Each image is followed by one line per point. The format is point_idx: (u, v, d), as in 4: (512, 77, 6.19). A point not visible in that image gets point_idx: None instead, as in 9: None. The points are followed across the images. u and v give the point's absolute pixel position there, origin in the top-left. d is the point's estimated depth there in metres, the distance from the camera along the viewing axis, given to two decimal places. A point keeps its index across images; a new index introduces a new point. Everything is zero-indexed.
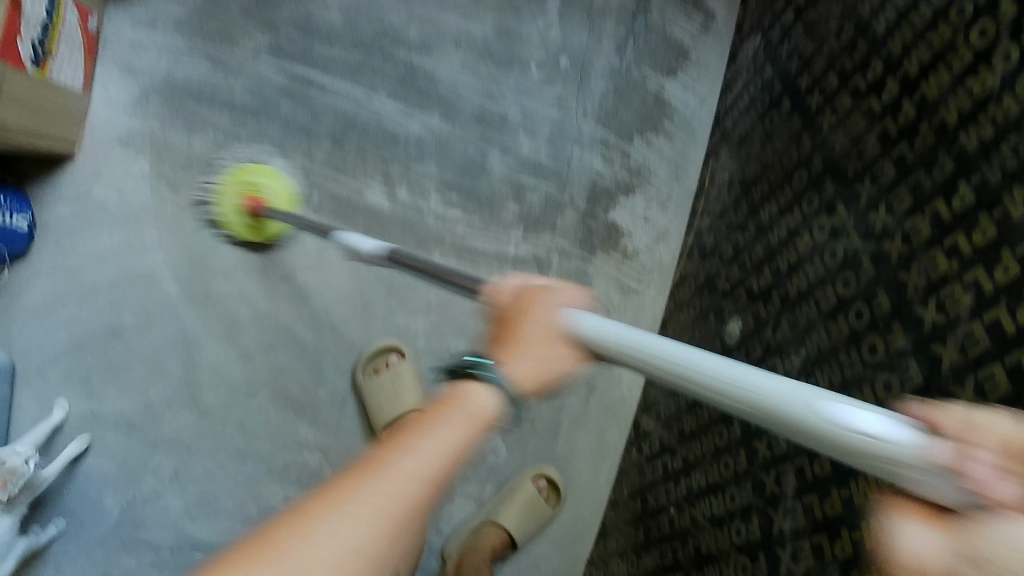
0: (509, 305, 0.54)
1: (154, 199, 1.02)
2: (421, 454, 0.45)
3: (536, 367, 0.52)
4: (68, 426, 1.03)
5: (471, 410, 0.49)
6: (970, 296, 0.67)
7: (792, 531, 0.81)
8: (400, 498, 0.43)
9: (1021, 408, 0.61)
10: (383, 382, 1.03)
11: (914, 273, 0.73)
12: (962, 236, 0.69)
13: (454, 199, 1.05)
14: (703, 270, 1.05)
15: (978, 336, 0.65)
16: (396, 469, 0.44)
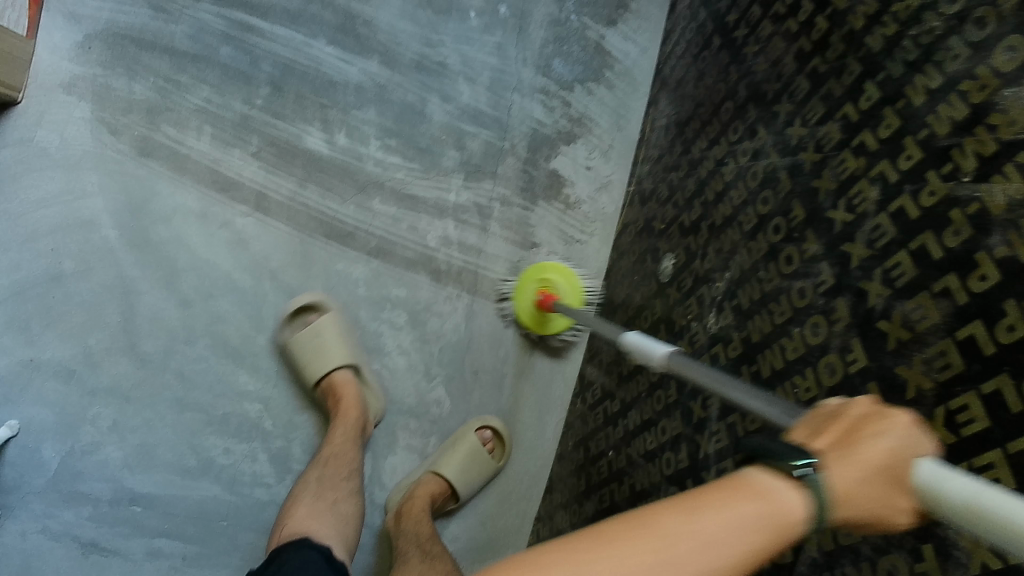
0: (855, 415, 0.47)
1: (94, 144, 1.03)
2: (705, 543, 0.39)
3: (868, 493, 0.43)
4: (6, 375, 1.00)
5: (781, 510, 0.41)
6: (877, 189, 0.67)
7: (716, 453, 0.79)
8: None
9: (925, 288, 0.60)
10: (303, 340, 1.01)
11: (825, 178, 0.73)
12: (869, 133, 0.69)
13: (392, 145, 1.06)
14: (643, 214, 1.04)
15: (885, 228, 0.65)
16: (657, 548, 0.38)
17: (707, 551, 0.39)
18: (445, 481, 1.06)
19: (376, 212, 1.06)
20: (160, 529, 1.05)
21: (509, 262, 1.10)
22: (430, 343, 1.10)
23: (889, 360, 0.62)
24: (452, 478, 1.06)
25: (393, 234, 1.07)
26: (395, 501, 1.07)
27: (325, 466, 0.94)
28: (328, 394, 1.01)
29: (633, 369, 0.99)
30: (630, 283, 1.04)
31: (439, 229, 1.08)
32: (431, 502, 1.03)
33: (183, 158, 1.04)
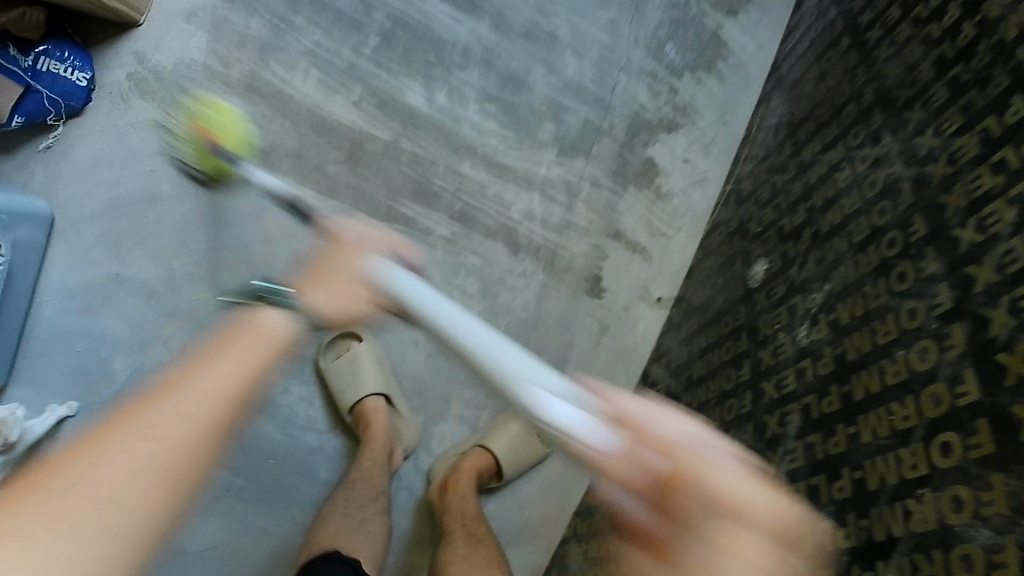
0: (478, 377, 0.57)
1: (205, 74, 1.05)
2: (212, 378, 0.56)
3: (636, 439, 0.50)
4: (96, 285, 1.08)
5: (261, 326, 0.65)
6: (1014, 212, 0.61)
7: (788, 472, 0.76)
8: (187, 414, 0.53)
9: None
10: (341, 368, 1.07)
11: (955, 194, 0.68)
12: (1011, 149, 0.63)
13: (491, 111, 1.05)
14: (737, 216, 0.99)
15: (1019, 253, 0.59)
16: (173, 402, 0.53)
17: (217, 378, 0.56)
18: (492, 458, 1.06)
19: (465, 175, 1.06)
20: (211, 458, 1.08)
21: (592, 241, 1.06)
22: (498, 317, 1.07)
23: (1004, 398, 0.56)
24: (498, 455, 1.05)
25: (477, 201, 1.06)
26: (439, 470, 1.07)
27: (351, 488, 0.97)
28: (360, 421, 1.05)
29: (705, 374, 0.94)
30: (713, 285, 0.99)
31: (524, 202, 1.06)
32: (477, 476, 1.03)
33: (288, 100, 1.05)
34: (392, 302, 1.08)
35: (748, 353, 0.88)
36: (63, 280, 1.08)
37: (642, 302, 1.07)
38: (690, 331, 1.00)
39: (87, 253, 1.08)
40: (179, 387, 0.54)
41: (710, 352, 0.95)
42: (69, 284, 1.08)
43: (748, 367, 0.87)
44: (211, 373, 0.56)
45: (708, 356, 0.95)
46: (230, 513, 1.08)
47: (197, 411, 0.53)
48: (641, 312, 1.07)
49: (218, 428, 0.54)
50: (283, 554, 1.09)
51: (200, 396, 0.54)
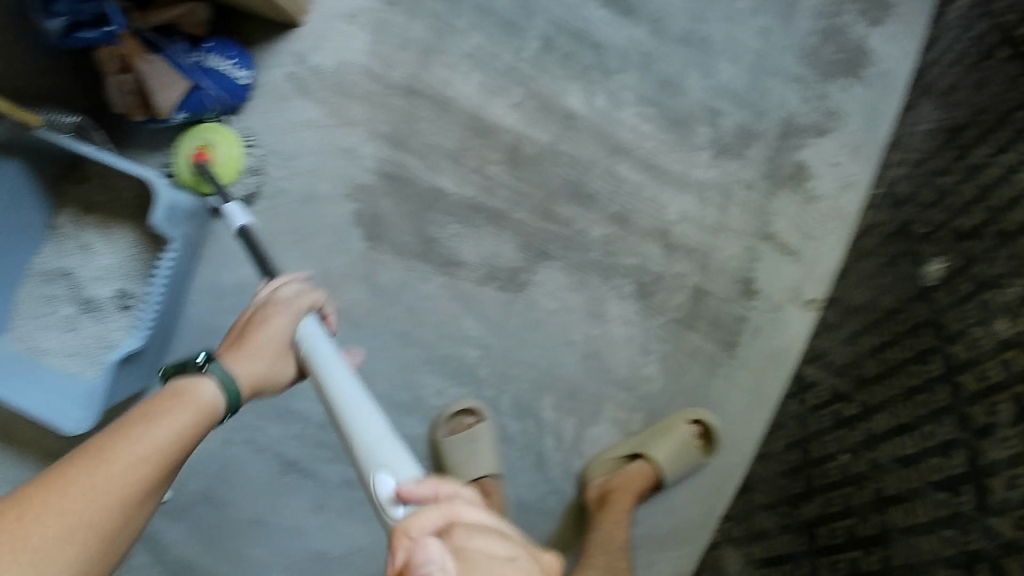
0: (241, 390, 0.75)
1: (366, 79, 1.06)
2: (145, 444, 0.61)
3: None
4: (249, 284, 1.08)
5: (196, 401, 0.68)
6: None
7: (1008, 460, 0.75)
8: (126, 478, 0.58)
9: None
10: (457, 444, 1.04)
11: None
12: None
13: (649, 114, 1.07)
14: (896, 217, 1.02)
15: None
16: (121, 454, 0.59)
17: (151, 443, 0.61)
18: (653, 471, 1.04)
19: (623, 177, 1.07)
20: None
21: (745, 244, 1.08)
22: (651, 318, 1.09)
23: None
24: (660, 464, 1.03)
25: (633, 203, 1.07)
26: (596, 477, 1.06)
27: None
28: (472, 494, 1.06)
29: (879, 373, 0.95)
30: (877, 285, 1.01)
31: (679, 204, 1.08)
32: (637, 494, 1.02)
33: (449, 101, 1.06)
34: (547, 304, 1.08)
35: (935, 349, 0.88)
36: (215, 277, 1.08)
37: (794, 304, 1.09)
38: (853, 331, 1.02)
39: (241, 251, 1.08)
40: (110, 454, 0.59)
41: (884, 350, 0.95)
42: (222, 282, 1.08)
43: (936, 363, 0.88)
44: (145, 440, 0.61)
45: (883, 354, 0.95)
46: (373, 517, 1.15)
47: (135, 472, 0.59)
48: (793, 315, 1.09)
49: (150, 484, 0.61)
50: None
51: (137, 459, 0.60)
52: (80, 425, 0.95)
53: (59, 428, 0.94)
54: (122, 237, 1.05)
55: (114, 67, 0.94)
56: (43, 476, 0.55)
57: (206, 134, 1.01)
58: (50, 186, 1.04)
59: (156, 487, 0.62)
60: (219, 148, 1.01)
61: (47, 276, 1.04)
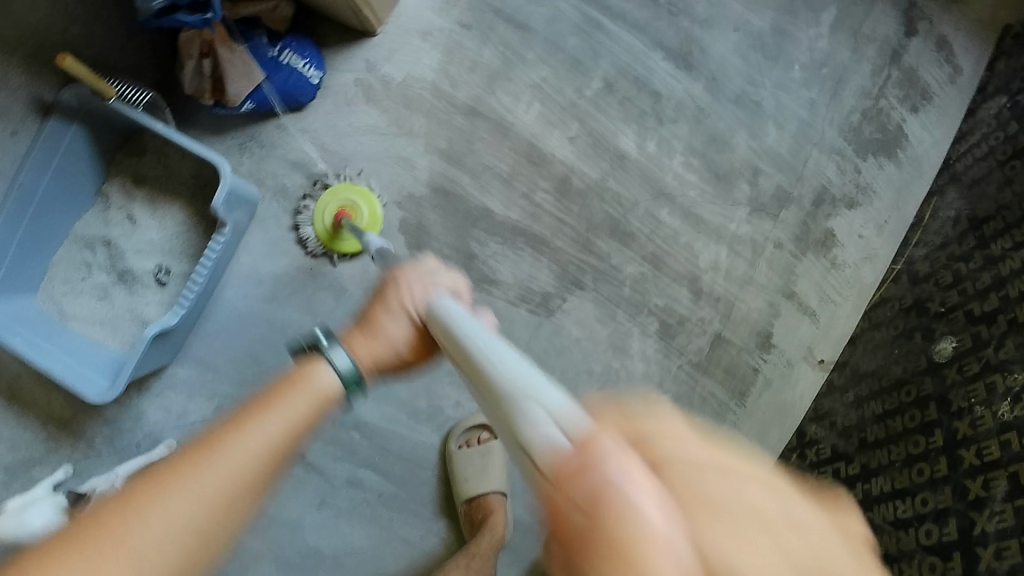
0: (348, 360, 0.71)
1: (432, 95, 1.10)
2: (251, 440, 0.60)
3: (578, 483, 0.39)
4: (284, 276, 1.09)
5: (316, 386, 0.66)
6: None
7: (997, 533, 0.80)
8: (242, 469, 0.58)
9: None
10: (472, 456, 1.09)
11: None
12: None
13: (694, 164, 1.13)
14: (913, 293, 1.08)
15: None
16: (238, 447, 0.59)
17: (260, 436, 0.60)
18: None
19: (662, 221, 1.12)
20: (367, 461, 1.12)
21: (768, 299, 1.14)
22: (672, 358, 1.13)
23: None
24: None
25: (669, 246, 1.13)
26: None
27: (471, 560, 1.01)
28: (478, 510, 1.08)
29: (883, 438, 1.00)
30: (887, 355, 1.06)
31: (712, 253, 1.13)
32: None
33: (509, 126, 1.11)
34: (575, 333, 1.11)
35: (939, 422, 0.94)
36: (254, 266, 1.09)
37: (806, 362, 1.14)
38: (858, 396, 1.07)
39: (282, 242, 1.09)
40: (223, 446, 0.59)
41: (889, 418, 1.00)
42: (260, 271, 1.09)
43: (939, 435, 0.93)
44: (259, 435, 0.60)
45: (887, 421, 1.00)
46: (373, 519, 1.12)
47: (240, 466, 0.58)
48: (804, 372, 1.14)
49: (263, 479, 0.60)
50: (418, 567, 1.12)
51: (247, 453, 0.59)
52: (103, 395, 0.95)
53: (81, 395, 0.94)
54: (172, 214, 1.06)
55: (194, 49, 0.96)
56: (148, 478, 0.56)
57: (346, 195, 1.06)
58: (106, 156, 1.05)
59: (268, 484, 0.61)
60: (362, 210, 1.06)
61: (89, 242, 1.04)
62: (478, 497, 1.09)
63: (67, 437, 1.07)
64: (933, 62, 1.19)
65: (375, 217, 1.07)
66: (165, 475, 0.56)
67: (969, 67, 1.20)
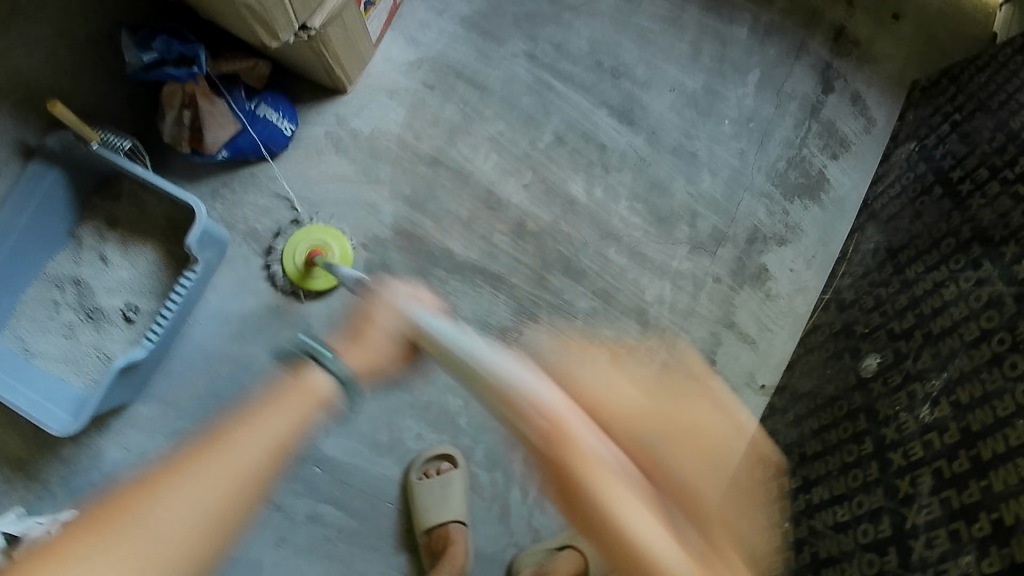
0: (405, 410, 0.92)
1: (397, 146, 1.19)
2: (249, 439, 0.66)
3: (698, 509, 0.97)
4: (254, 314, 1.16)
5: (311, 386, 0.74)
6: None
7: (926, 523, 0.88)
8: (233, 471, 0.64)
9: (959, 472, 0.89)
10: (432, 485, 1.12)
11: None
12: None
13: (638, 209, 1.23)
14: (841, 319, 1.17)
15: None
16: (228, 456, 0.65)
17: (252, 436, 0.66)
18: (582, 559, 1.10)
19: (610, 259, 1.21)
20: (328, 497, 1.15)
21: (710, 329, 1.22)
22: (622, 386, 1.20)
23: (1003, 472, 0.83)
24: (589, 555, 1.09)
25: (616, 282, 1.21)
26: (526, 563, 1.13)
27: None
28: (438, 540, 1.12)
29: (821, 450, 1.08)
30: (821, 375, 1.14)
31: (656, 288, 1.22)
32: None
33: (468, 175, 1.20)
34: (530, 364, 1.18)
35: (868, 431, 1.01)
36: (221, 304, 1.16)
37: (748, 387, 1.23)
38: (797, 415, 1.14)
39: (253, 284, 1.16)
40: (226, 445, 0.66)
41: (825, 432, 1.08)
42: (228, 310, 1.16)
43: (869, 442, 1.00)
44: (244, 449, 0.66)
45: (823, 435, 1.08)
46: (334, 556, 1.14)
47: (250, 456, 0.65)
48: (747, 396, 1.23)
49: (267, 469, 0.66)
50: None
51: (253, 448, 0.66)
52: (64, 427, 1.00)
53: (45, 426, 0.99)
54: (144, 255, 1.12)
55: (176, 100, 1.05)
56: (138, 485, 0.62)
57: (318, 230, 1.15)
58: (82, 199, 1.12)
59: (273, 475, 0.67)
60: (332, 248, 1.14)
61: (58, 281, 1.10)
62: (437, 526, 1.12)
63: (25, 478, 1.11)
64: (850, 116, 1.32)
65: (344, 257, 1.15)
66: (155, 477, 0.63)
67: (882, 120, 1.33)
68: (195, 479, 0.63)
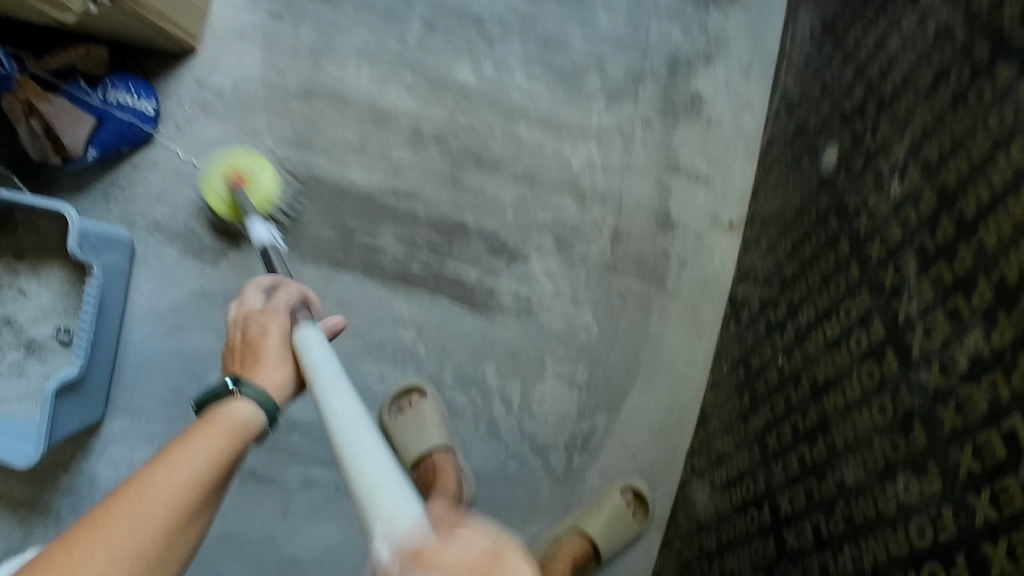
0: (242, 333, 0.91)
1: (265, 90, 1.10)
2: (167, 470, 0.69)
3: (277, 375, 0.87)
4: (184, 302, 1.10)
5: (229, 421, 0.78)
6: (990, 139, 0.69)
7: (920, 310, 0.74)
8: (168, 505, 0.67)
9: (963, 287, 0.70)
10: (405, 421, 1.04)
11: (982, 43, 0.72)
12: (984, 45, 0.72)
13: (537, 74, 1.10)
14: (793, 122, 1.03)
15: (982, 140, 0.70)
16: (150, 486, 0.68)
17: (185, 467, 0.71)
18: (589, 541, 1.04)
19: (523, 138, 1.09)
20: (316, 459, 1.13)
21: (654, 179, 1.10)
22: (577, 268, 1.10)
23: (951, 291, 0.71)
24: (596, 538, 1.04)
25: (538, 160, 1.09)
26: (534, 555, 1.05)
27: None
28: (427, 472, 1.03)
29: (800, 269, 0.95)
30: (784, 191, 1.02)
31: (582, 152, 1.10)
32: (573, 563, 1.02)
33: (345, 95, 1.10)
34: (473, 274, 1.09)
35: (842, 230, 0.89)
36: (150, 303, 1.11)
37: (715, 229, 1.11)
38: (770, 241, 1.03)
39: (172, 274, 1.11)
40: (147, 482, 0.68)
41: (800, 249, 0.96)
42: (157, 306, 1.11)
43: (845, 243, 0.88)
44: (180, 467, 0.70)
45: (800, 252, 0.96)
46: (339, 513, 1.12)
47: (172, 490, 0.68)
48: (716, 239, 1.11)
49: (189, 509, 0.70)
50: None
51: (172, 486, 0.68)
52: (31, 456, 0.97)
53: (11, 464, 0.96)
54: (55, 275, 1.08)
55: (19, 112, 0.99)
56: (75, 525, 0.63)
57: (265, 170, 1.06)
58: None
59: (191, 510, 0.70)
60: (258, 179, 1.05)
61: None
62: (424, 458, 1.04)
63: (37, 515, 1.09)
64: None
65: (264, 196, 1.04)
66: (84, 526, 0.63)
67: None
68: (125, 516, 0.64)
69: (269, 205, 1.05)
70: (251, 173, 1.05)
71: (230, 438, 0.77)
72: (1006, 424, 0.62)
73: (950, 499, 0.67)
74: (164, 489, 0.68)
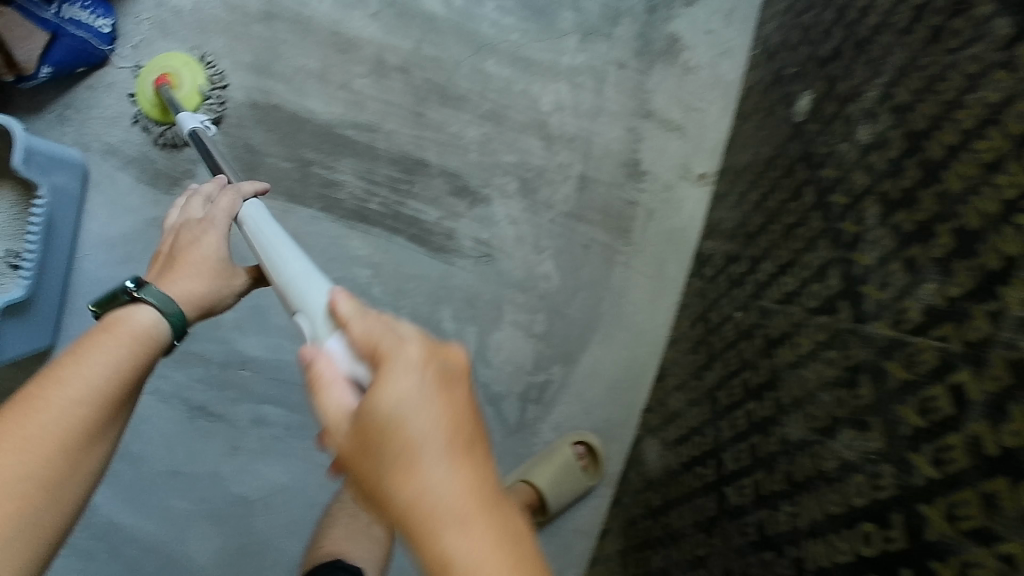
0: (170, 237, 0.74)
1: (225, 14, 1.06)
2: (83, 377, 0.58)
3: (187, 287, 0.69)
4: (135, 231, 1.07)
5: (130, 329, 0.63)
6: (964, 75, 0.64)
7: (878, 260, 0.70)
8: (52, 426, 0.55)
9: (922, 235, 0.65)
10: None
11: None
12: None
13: (508, 7, 1.07)
14: (772, 69, 0.99)
15: (955, 77, 0.65)
16: (45, 402, 0.56)
17: (86, 383, 0.58)
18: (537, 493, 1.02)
19: (490, 74, 1.06)
20: (266, 396, 1.09)
21: (625, 125, 1.07)
22: (541, 214, 1.06)
23: (910, 239, 0.67)
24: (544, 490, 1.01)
25: (505, 98, 1.06)
26: None
27: None
28: None
29: (765, 222, 0.91)
30: (757, 140, 0.98)
31: (552, 93, 1.06)
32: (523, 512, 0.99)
33: (307, 21, 1.06)
34: (432, 214, 1.05)
35: (807, 181, 0.85)
36: (103, 230, 1.07)
37: (684, 181, 1.07)
38: (739, 193, 0.99)
39: (124, 201, 1.07)
40: (37, 403, 0.55)
41: (766, 201, 0.92)
42: (110, 232, 1.07)
43: (810, 193, 0.84)
44: (77, 382, 0.57)
45: (766, 204, 0.92)
46: (286, 453, 1.10)
47: (64, 415, 0.56)
48: (685, 191, 1.07)
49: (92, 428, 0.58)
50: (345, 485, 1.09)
51: (67, 406, 0.56)
52: None
53: None
54: None
55: None
56: None
57: (191, 68, 1.03)
58: None
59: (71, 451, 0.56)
60: (183, 78, 1.02)
61: None
62: None
63: None
64: None
65: (190, 96, 1.02)
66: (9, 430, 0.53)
67: None
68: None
69: (198, 105, 1.03)
70: (178, 72, 1.03)
71: (137, 346, 0.63)
72: (952, 377, 0.58)
73: (891, 457, 0.63)
74: (37, 423, 0.55)
